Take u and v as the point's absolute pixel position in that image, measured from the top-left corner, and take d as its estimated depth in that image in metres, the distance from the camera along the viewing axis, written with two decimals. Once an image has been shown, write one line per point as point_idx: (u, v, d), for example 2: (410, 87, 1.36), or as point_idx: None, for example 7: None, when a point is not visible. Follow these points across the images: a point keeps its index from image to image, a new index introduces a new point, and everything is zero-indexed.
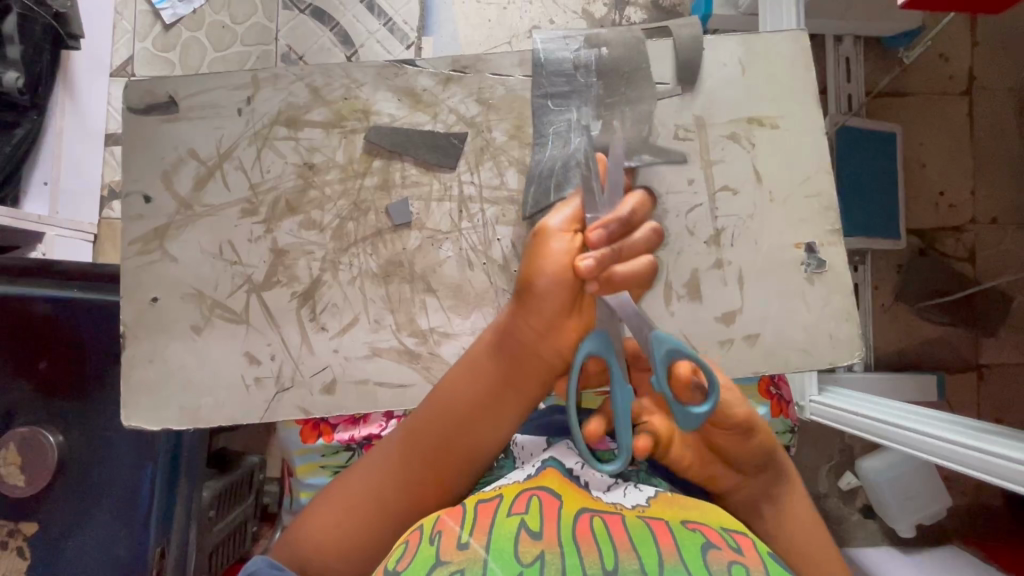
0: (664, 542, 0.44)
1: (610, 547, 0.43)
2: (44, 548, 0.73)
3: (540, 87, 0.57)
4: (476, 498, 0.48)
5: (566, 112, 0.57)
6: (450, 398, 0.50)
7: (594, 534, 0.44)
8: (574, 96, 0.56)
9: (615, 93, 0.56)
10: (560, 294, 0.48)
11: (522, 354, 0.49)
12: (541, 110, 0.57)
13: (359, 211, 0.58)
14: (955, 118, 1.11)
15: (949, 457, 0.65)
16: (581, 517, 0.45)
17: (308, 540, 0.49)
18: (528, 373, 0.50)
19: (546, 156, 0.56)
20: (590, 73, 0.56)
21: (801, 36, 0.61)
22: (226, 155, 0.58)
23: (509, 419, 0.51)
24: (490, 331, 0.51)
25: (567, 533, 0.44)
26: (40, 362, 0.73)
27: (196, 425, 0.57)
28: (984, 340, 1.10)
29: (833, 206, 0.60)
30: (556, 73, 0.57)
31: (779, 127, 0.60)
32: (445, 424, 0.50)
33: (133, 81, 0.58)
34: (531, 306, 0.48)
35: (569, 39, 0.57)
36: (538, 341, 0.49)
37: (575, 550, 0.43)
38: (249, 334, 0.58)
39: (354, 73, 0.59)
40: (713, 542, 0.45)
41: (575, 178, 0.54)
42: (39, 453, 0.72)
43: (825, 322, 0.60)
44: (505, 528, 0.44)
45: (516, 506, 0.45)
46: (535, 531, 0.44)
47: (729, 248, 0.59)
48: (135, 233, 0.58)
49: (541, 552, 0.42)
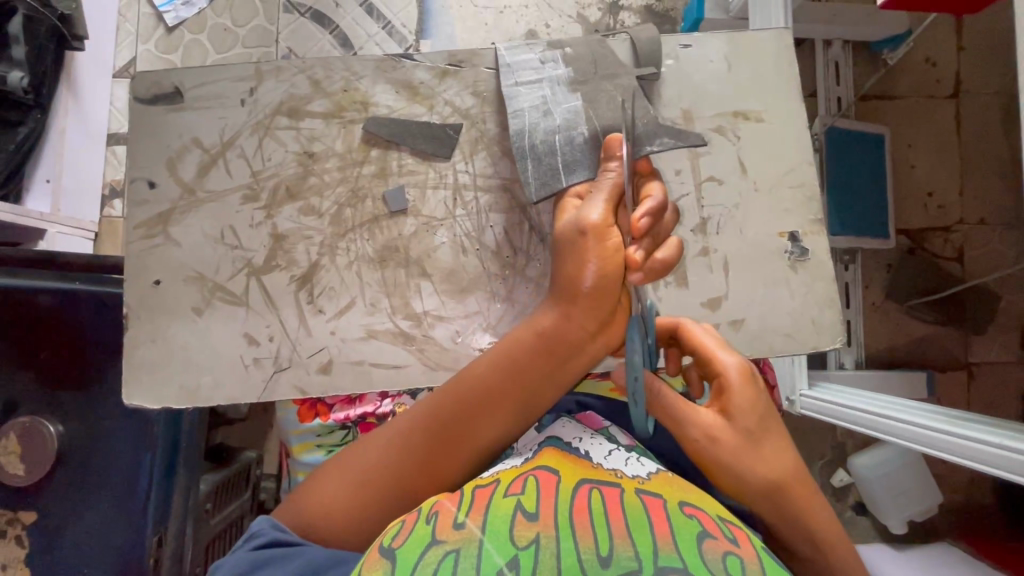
0: (659, 529, 0.45)
1: (606, 532, 0.45)
2: (44, 534, 0.75)
3: (509, 77, 0.60)
4: (475, 484, 0.51)
5: (539, 90, 0.60)
6: (485, 392, 0.53)
7: (590, 517, 0.46)
8: (544, 81, 0.60)
9: (586, 74, 0.60)
10: (609, 288, 0.51)
11: (558, 361, 0.53)
12: (513, 93, 0.60)
13: (357, 198, 0.60)
14: (942, 121, 1.14)
15: (933, 445, 0.69)
16: (577, 501, 0.48)
17: (312, 505, 0.51)
18: (555, 377, 0.54)
19: (533, 127, 0.59)
20: (558, 65, 0.60)
21: (785, 34, 0.63)
22: (229, 144, 0.60)
23: (528, 414, 0.54)
24: (531, 327, 0.54)
25: (562, 515, 0.46)
26: (42, 352, 0.75)
27: (195, 404, 0.59)
28: (971, 338, 1.12)
29: (816, 197, 0.62)
30: (525, 68, 0.60)
31: (764, 121, 0.62)
32: (475, 415, 0.53)
33: (140, 72, 0.60)
34: (577, 302, 0.51)
35: (531, 45, 0.61)
36: (571, 348, 0.53)
37: (570, 533, 0.45)
38: (249, 316, 0.60)
39: (354, 66, 0.61)
40: (709, 532, 0.46)
41: (583, 123, 0.58)
42: (39, 444, 0.73)
43: (809, 308, 0.61)
44: (502, 511, 0.47)
45: (513, 488, 0.49)
46: (531, 513, 0.46)
47: (715, 236, 0.61)
48: (139, 218, 0.60)
49: (537, 535, 0.45)
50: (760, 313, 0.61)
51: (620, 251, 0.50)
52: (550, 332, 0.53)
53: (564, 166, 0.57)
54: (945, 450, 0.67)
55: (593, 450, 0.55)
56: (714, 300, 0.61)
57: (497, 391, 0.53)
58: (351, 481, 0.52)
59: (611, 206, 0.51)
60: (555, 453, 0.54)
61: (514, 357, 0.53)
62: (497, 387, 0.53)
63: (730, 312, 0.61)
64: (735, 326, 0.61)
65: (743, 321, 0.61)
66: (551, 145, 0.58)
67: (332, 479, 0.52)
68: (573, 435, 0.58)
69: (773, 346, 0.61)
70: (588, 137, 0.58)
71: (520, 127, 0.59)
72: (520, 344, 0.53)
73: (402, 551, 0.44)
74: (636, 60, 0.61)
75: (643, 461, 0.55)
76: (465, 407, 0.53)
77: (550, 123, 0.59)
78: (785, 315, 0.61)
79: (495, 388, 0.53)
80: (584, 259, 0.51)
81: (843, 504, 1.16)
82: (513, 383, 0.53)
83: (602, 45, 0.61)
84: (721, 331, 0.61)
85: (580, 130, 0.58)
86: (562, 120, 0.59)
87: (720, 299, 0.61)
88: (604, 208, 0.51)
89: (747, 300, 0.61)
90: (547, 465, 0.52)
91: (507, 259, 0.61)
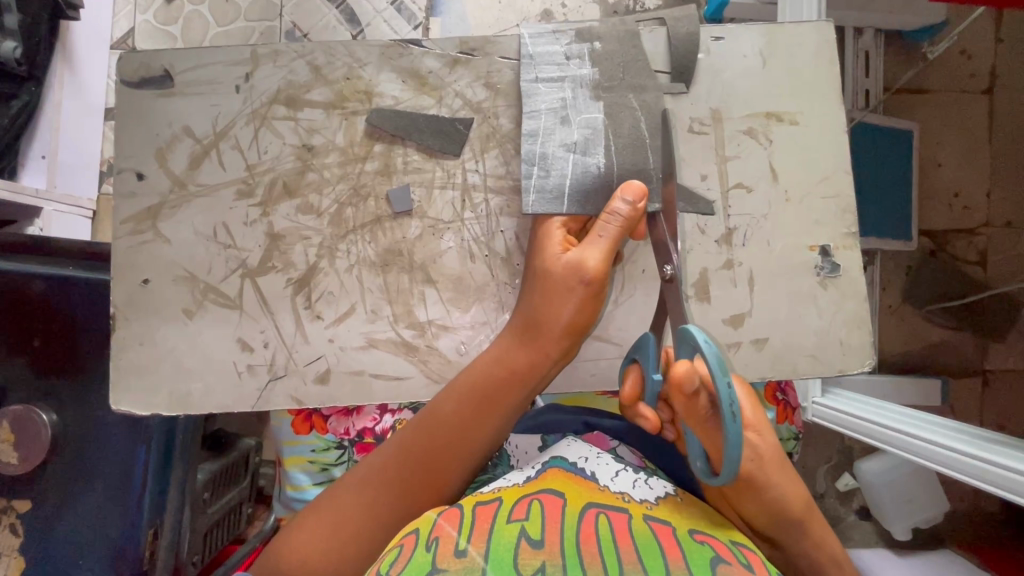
0: (671, 554, 0.43)
1: (615, 559, 0.42)
2: (35, 528, 0.71)
3: (529, 71, 0.55)
4: (475, 501, 0.48)
5: (558, 91, 0.55)
6: (451, 414, 0.53)
7: (598, 544, 0.43)
8: (566, 80, 0.55)
9: (613, 79, 0.55)
10: (583, 323, 0.53)
11: (522, 385, 0.53)
12: (531, 90, 0.55)
13: (359, 196, 0.57)
14: (974, 118, 1.08)
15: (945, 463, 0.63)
16: (584, 525, 0.45)
17: (293, 557, 0.49)
18: (521, 402, 0.54)
19: (548, 138, 0.54)
20: (584, 62, 0.55)
21: (825, 27, 0.58)
22: (223, 134, 0.56)
23: (503, 425, 0.54)
24: (495, 351, 0.53)
25: (568, 542, 0.43)
26: (35, 340, 0.69)
27: (185, 412, 0.56)
28: (991, 346, 1.08)
29: (851, 208, 0.58)
30: (547, 62, 0.55)
31: (798, 123, 0.58)
32: (444, 435, 0.53)
33: (127, 52, 0.55)
34: (543, 333, 0.52)
35: (558, 34, 0.56)
36: (537, 373, 0.53)
37: (577, 562, 0.42)
38: (243, 321, 0.56)
39: (357, 52, 0.56)
40: (723, 557, 0.43)
41: (600, 150, 0.54)
42: (31, 433, 0.68)
43: (836, 328, 0.58)
44: (504, 537, 0.44)
45: (517, 513, 0.46)
46: (536, 541, 0.43)
47: (740, 248, 0.57)
48: (126, 212, 0.56)
49: (542, 564, 0.42)
50: (784, 332, 0.58)
51: (595, 295, 0.52)
52: (512, 360, 0.53)
53: (570, 195, 0.53)
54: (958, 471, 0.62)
55: (600, 470, 0.51)
56: (736, 316, 0.57)
57: (466, 415, 0.53)
58: (327, 524, 0.50)
59: (606, 255, 0.51)
60: (560, 474, 0.50)
61: (475, 384, 0.53)
62: (461, 415, 0.53)
63: (753, 331, 0.57)
64: (757, 345, 0.57)
65: (766, 340, 0.58)
66: (560, 168, 0.54)
67: (310, 523, 0.50)
68: (578, 454, 0.53)
69: (797, 367, 0.58)
70: (605, 172, 0.53)
71: (534, 129, 0.55)
72: (481, 373, 0.53)
73: None
74: (669, 61, 0.56)
75: (652, 483, 0.51)
76: (432, 436, 0.53)
77: (565, 137, 0.54)
78: (810, 334, 0.58)
79: (460, 416, 0.53)
80: (561, 297, 0.51)
81: (847, 510, 1.13)
82: (478, 409, 0.53)
83: (631, 37, 0.56)
84: (742, 350, 0.57)
85: (594, 160, 0.54)
86: (578, 138, 0.54)
87: (743, 316, 0.57)
88: (600, 255, 0.51)
89: (770, 318, 0.57)
90: (552, 486, 0.48)
91: (517, 267, 0.57)
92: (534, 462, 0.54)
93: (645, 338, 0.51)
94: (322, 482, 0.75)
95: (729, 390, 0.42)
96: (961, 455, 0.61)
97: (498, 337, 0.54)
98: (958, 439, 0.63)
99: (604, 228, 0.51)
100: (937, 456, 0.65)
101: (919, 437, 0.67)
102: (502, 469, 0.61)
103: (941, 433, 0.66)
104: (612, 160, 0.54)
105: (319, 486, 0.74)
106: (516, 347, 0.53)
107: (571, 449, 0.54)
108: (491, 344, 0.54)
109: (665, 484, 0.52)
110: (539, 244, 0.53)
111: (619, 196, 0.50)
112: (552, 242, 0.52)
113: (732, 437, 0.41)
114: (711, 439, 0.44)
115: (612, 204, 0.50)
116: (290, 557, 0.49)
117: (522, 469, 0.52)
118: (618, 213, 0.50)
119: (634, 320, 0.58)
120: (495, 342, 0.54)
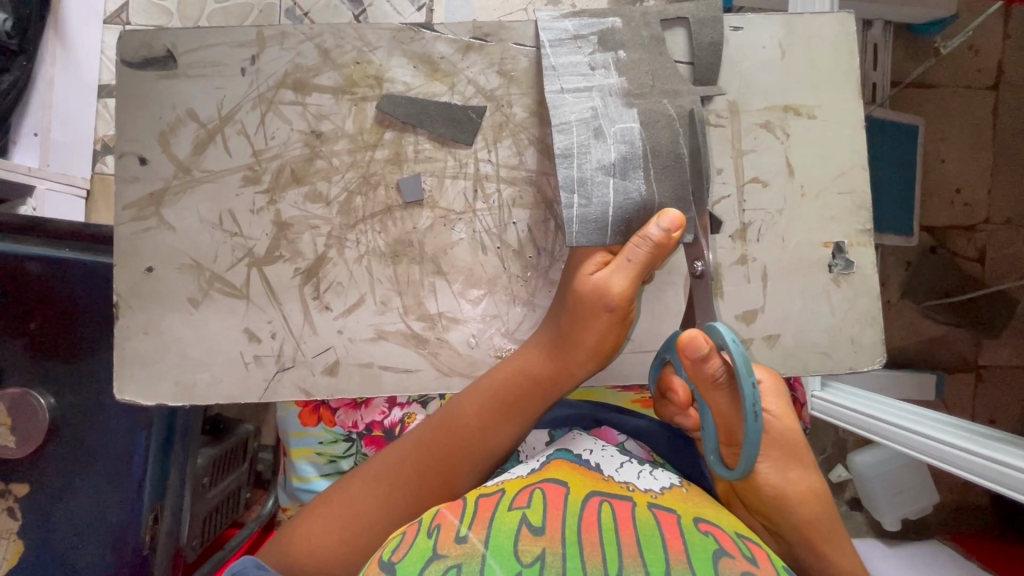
0: (674, 547, 0.42)
1: (615, 550, 0.41)
2: (35, 511, 0.70)
3: (554, 81, 0.54)
4: (479, 492, 0.47)
5: (587, 100, 0.53)
6: (467, 423, 0.53)
7: (600, 533, 0.42)
8: (593, 90, 0.54)
9: (643, 86, 0.54)
10: (606, 342, 0.52)
11: (543, 394, 0.53)
12: (558, 101, 0.53)
13: (369, 184, 0.55)
14: (979, 114, 1.08)
15: (936, 455, 0.63)
16: (585, 513, 0.44)
17: (301, 543, 0.49)
18: (541, 411, 0.54)
19: (584, 159, 0.52)
20: (610, 72, 0.54)
21: (848, 20, 0.57)
22: (228, 119, 0.55)
23: (517, 436, 0.54)
24: (515, 363, 0.53)
25: (569, 529, 0.42)
26: (31, 323, 0.68)
27: (191, 402, 0.55)
28: (986, 341, 1.09)
29: (866, 205, 0.57)
30: (571, 72, 0.54)
31: (816, 118, 0.57)
32: (459, 443, 0.52)
33: (128, 32, 0.53)
34: (564, 346, 0.52)
35: (579, 42, 0.55)
36: (558, 386, 0.53)
37: (577, 550, 0.41)
38: (249, 311, 0.55)
39: (367, 36, 0.55)
40: (727, 550, 0.42)
41: (640, 174, 0.52)
42: (28, 416, 0.67)
43: (848, 326, 0.58)
44: (505, 525, 0.43)
45: (518, 501, 0.45)
46: (537, 527, 0.43)
47: (755, 244, 0.57)
48: (129, 197, 0.55)
49: (542, 551, 0.41)
50: (797, 329, 0.57)
51: (620, 319, 0.51)
52: (536, 369, 0.53)
53: (613, 225, 0.52)
54: (948, 462, 0.61)
55: (605, 462, 0.51)
56: (748, 313, 0.57)
57: (482, 425, 0.53)
58: (339, 515, 0.50)
59: (633, 279, 0.49)
60: (563, 464, 0.50)
61: (500, 390, 0.53)
62: (482, 419, 0.53)
63: (765, 327, 0.57)
64: (769, 342, 0.57)
65: (778, 337, 0.57)
66: (602, 196, 0.52)
67: (323, 513, 0.51)
68: (583, 447, 0.53)
69: (808, 363, 0.58)
70: (645, 199, 0.52)
71: (567, 147, 0.52)
72: (505, 379, 0.53)
73: (401, 565, 0.41)
74: (688, 51, 0.56)
75: (657, 474, 0.51)
76: (451, 438, 0.53)
77: (602, 156, 0.52)
78: (822, 332, 0.58)
79: (481, 420, 0.53)
80: (591, 320, 0.50)
81: (840, 500, 1.13)
82: (500, 416, 0.53)
83: (657, 43, 0.55)
84: (754, 346, 0.57)
85: (636, 185, 0.52)
86: (616, 158, 0.52)
87: (755, 313, 0.57)
88: (626, 278, 0.49)
89: (783, 315, 0.57)
90: (555, 476, 0.48)
91: (530, 260, 0.56)
92: (539, 456, 0.54)
93: (672, 336, 0.51)
94: (329, 474, 0.75)
95: (754, 390, 0.42)
96: (951, 447, 0.61)
97: (525, 344, 0.54)
98: (951, 433, 0.62)
99: (633, 253, 0.49)
100: (928, 450, 0.64)
101: (918, 433, 0.66)
102: (510, 464, 0.60)
103: (942, 429, 0.64)
104: (652, 186, 0.52)
105: (326, 478, 0.75)
106: (542, 356, 0.53)
107: (579, 442, 0.54)
108: (513, 354, 0.54)
109: (671, 476, 0.51)
110: (575, 262, 0.52)
111: (653, 221, 0.49)
112: (588, 260, 0.51)
113: (751, 435, 0.43)
114: (726, 431, 0.45)
115: (645, 230, 0.49)
116: (298, 543, 0.50)
117: (528, 463, 0.52)
118: (649, 239, 0.49)
119: (645, 314, 0.58)
120: (521, 348, 0.54)
